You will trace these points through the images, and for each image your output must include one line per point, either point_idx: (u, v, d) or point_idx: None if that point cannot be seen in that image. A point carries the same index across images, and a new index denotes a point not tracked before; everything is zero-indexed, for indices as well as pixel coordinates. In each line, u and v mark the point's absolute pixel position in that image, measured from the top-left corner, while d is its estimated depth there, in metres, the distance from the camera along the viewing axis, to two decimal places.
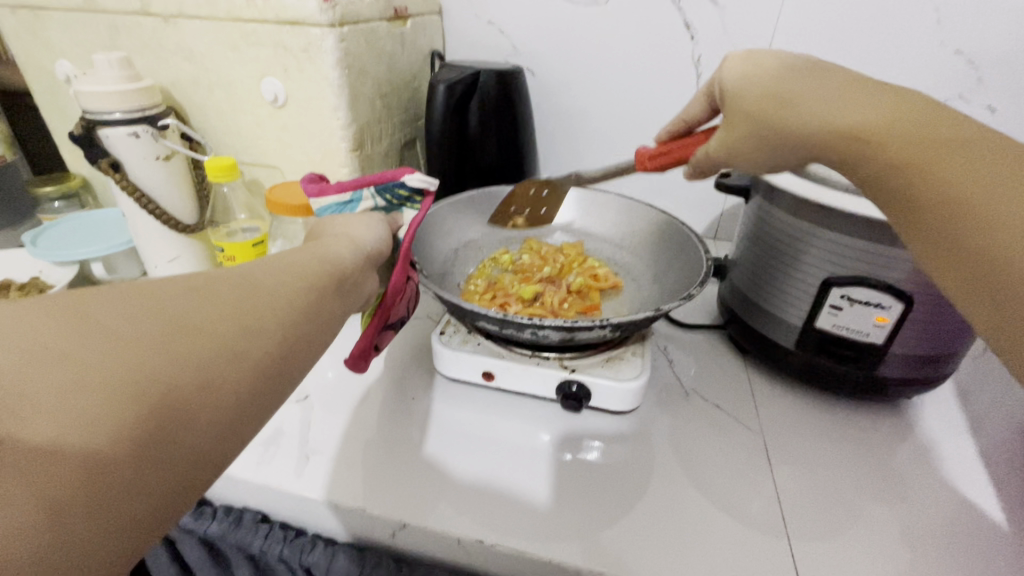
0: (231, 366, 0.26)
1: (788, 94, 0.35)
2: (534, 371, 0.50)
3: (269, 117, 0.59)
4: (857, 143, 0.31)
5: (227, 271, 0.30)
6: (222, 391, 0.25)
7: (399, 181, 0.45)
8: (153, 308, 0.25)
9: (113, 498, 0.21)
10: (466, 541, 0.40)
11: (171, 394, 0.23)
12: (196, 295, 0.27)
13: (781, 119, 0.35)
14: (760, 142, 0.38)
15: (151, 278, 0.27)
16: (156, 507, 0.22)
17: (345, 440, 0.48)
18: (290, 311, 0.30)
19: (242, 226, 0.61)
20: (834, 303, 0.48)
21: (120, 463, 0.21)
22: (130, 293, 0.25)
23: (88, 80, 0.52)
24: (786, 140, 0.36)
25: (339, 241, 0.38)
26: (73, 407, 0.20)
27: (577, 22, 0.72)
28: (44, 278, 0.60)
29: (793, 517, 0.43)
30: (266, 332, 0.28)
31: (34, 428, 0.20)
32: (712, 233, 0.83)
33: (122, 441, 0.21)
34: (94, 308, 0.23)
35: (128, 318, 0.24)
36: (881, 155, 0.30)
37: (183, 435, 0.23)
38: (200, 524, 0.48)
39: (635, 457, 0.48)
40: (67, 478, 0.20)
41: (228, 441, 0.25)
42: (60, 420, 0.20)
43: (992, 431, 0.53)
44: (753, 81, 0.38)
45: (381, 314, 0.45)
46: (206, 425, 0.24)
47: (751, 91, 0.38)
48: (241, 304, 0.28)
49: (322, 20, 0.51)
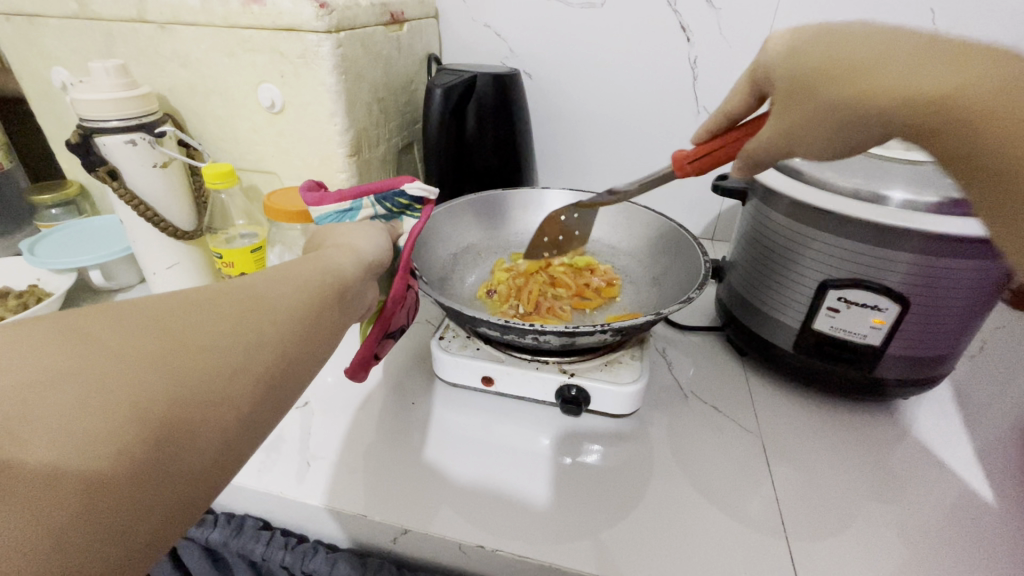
0: (231, 383, 0.26)
1: (811, 68, 0.34)
2: (534, 375, 0.50)
3: (266, 123, 0.59)
4: (919, 110, 0.28)
5: (228, 284, 0.30)
6: (222, 408, 0.25)
7: (399, 190, 0.45)
8: (152, 327, 0.25)
9: (114, 519, 0.21)
10: (467, 546, 0.40)
11: (173, 412, 0.23)
12: (198, 311, 0.27)
13: (823, 94, 0.33)
14: (816, 126, 0.34)
15: (153, 295, 0.27)
16: (158, 526, 0.22)
17: (346, 446, 0.48)
18: (291, 324, 0.30)
19: (241, 232, 0.61)
20: (831, 305, 0.48)
21: (120, 482, 0.21)
22: (132, 311, 0.25)
23: (85, 88, 0.52)
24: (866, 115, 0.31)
25: (339, 250, 0.38)
26: (71, 428, 0.20)
27: (574, 24, 0.72)
28: (43, 286, 0.60)
29: (792, 518, 0.43)
30: (268, 346, 0.29)
31: (36, 449, 0.20)
32: (710, 233, 0.83)
33: (124, 459, 0.21)
34: (95, 327, 0.24)
35: (130, 336, 0.24)
36: (959, 122, 0.27)
37: (186, 451, 0.24)
38: (201, 531, 0.48)
39: (635, 459, 0.49)
40: (67, 500, 0.20)
41: (231, 455, 0.26)
42: (63, 440, 0.20)
43: (988, 430, 0.54)
44: (801, 55, 0.35)
45: (382, 320, 0.45)
46: (206, 442, 0.24)
47: (795, 73, 0.35)
48: (242, 319, 0.28)
49: (318, 26, 0.51)
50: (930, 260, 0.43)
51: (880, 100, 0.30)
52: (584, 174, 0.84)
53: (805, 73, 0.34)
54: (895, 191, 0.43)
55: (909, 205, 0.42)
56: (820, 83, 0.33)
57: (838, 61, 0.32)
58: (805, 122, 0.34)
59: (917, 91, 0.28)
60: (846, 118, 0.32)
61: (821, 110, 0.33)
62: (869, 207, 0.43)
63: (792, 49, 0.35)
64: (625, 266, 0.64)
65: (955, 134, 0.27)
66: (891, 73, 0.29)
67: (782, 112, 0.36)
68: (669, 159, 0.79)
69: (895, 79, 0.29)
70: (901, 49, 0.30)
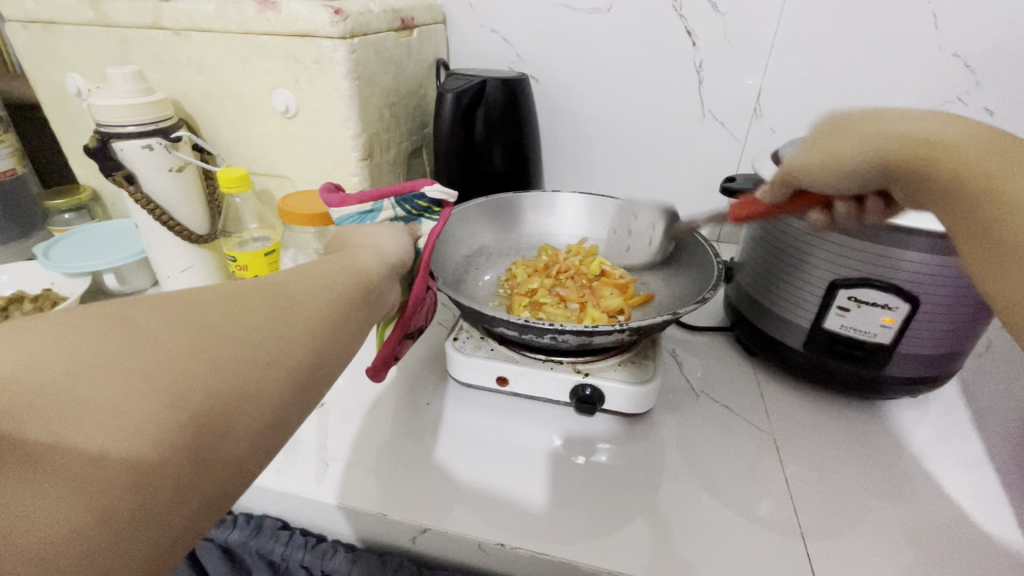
0: (264, 377, 0.27)
1: (865, 121, 0.35)
2: (548, 375, 0.51)
3: (280, 127, 0.60)
4: (919, 160, 0.30)
5: (261, 280, 0.31)
6: (255, 400, 0.26)
7: (417, 192, 0.46)
8: (187, 319, 0.26)
9: (155, 504, 0.22)
10: (486, 544, 0.40)
11: (210, 402, 0.24)
12: (232, 305, 0.28)
13: (857, 135, 0.34)
14: (825, 169, 0.36)
15: (190, 288, 0.28)
16: (192, 513, 0.23)
17: (363, 447, 0.49)
18: (321, 321, 0.31)
19: (254, 235, 0.61)
20: (841, 305, 0.48)
21: (162, 466, 0.22)
22: (171, 303, 0.26)
23: (102, 94, 0.52)
24: (863, 161, 0.34)
25: (364, 251, 0.39)
26: (118, 413, 0.21)
27: (580, 28, 0.73)
28: (57, 290, 0.60)
29: (805, 515, 0.44)
30: (299, 342, 0.29)
31: (83, 431, 0.20)
32: (715, 235, 0.85)
33: (165, 445, 0.22)
34: (139, 316, 0.25)
35: (169, 327, 0.25)
36: (951, 178, 0.28)
37: (220, 441, 0.24)
38: (220, 532, 0.48)
39: (649, 458, 0.49)
40: (113, 481, 0.20)
41: (260, 446, 0.26)
42: (107, 426, 0.21)
43: (996, 426, 0.55)
44: (857, 114, 0.36)
45: (402, 321, 0.46)
46: (240, 432, 0.25)
47: (850, 123, 0.36)
48: (275, 313, 0.29)
49: (333, 33, 0.52)
50: (939, 260, 0.43)
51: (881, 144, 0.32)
52: (590, 177, 0.85)
53: (847, 122, 0.36)
54: None
55: None
56: (867, 111, 0.36)
57: (867, 121, 0.35)
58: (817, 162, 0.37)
59: (929, 143, 0.30)
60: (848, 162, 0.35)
61: (846, 144, 0.35)
62: None
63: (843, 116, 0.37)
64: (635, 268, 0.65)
65: (929, 178, 0.30)
66: (905, 129, 0.32)
67: (811, 147, 0.38)
68: (674, 162, 0.80)
69: (905, 135, 0.31)
70: (926, 122, 0.31)
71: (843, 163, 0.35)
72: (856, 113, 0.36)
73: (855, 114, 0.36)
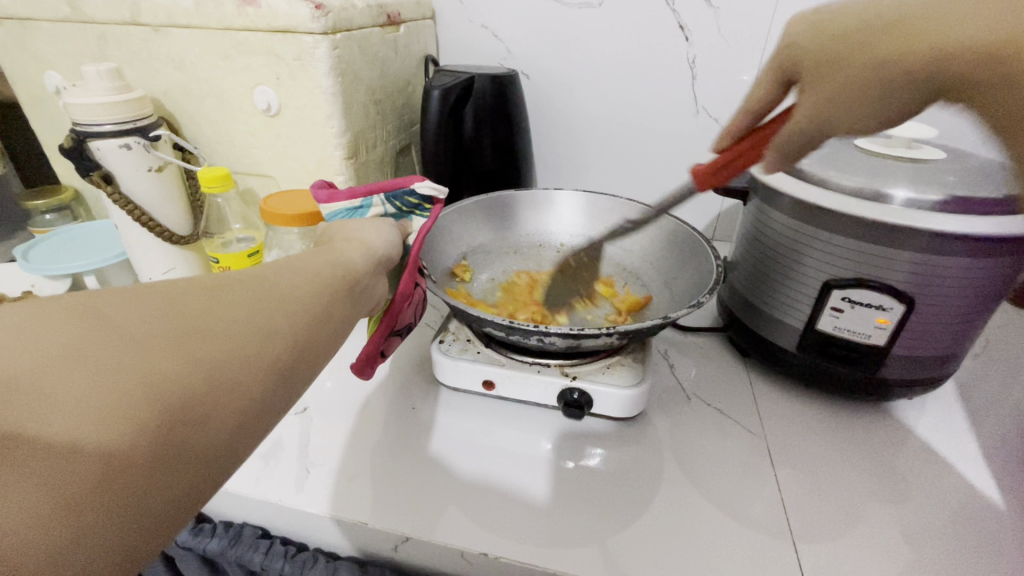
0: (244, 369, 0.26)
1: (859, 35, 0.31)
2: (535, 379, 0.50)
3: (263, 126, 0.58)
4: (962, 62, 0.27)
5: (241, 271, 0.30)
6: (233, 394, 0.25)
7: (409, 188, 0.45)
8: (164, 310, 0.25)
9: (128, 500, 0.21)
10: (470, 554, 0.39)
11: (186, 394, 0.23)
12: (214, 296, 0.27)
13: (864, 56, 0.31)
14: (855, 89, 0.31)
15: (170, 280, 0.27)
16: (168, 508, 0.22)
17: (345, 452, 0.47)
18: (303, 313, 0.30)
19: (237, 236, 0.60)
20: (834, 306, 0.47)
21: (134, 460, 0.21)
22: (150, 294, 0.25)
23: (78, 92, 0.51)
24: (907, 69, 0.29)
25: (351, 245, 0.38)
26: (87, 406, 0.20)
27: (572, 22, 0.72)
28: (36, 292, 0.59)
29: (796, 518, 0.43)
30: (280, 334, 0.28)
31: (52, 425, 0.19)
32: (711, 233, 0.83)
33: (138, 440, 0.21)
34: (113, 308, 0.23)
35: (144, 318, 0.24)
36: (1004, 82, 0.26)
37: (197, 435, 0.23)
38: (198, 541, 0.47)
39: (637, 462, 0.48)
40: (84, 476, 0.19)
41: (239, 441, 0.25)
42: (77, 420, 0.20)
43: (993, 427, 0.54)
44: (828, 30, 0.33)
45: (388, 319, 0.45)
46: (218, 426, 0.24)
47: (832, 43, 0.32)
48: (258, 305, 0.28)
49: (313, 28, 0.50)
50: (933, 259, 0.42)
51: (906, 58, 0.29)
52: (584, 173, 0.83)
53: (827, 45, 0.33)
54: (898, 190, 0.42)
55: (913, 203, 0.41)
56: (864, 12, 0.31)
57: (850, 32, 0.32)
58: (836, 89, 0.32)
59: (952, 44, 0.28)
60: (875, 75, 0.30)
61: (866, 59, 0.30)
62: (873, 206, 0.42)
63: (825, 28, 0.33)
64: (628, 267, 0.64)
65: (972, 85, 0.28)
66: (926, 29, 0.28)
67: (818, 79, 0.33)
68: (668, 160, 0.79)
69: (928, 37, 0.28)
70: (935, 19, 0.28)
71: (884, 81, 0.30)
72: (835, 25, 0.33)
73: (833, 27, 0.33)
